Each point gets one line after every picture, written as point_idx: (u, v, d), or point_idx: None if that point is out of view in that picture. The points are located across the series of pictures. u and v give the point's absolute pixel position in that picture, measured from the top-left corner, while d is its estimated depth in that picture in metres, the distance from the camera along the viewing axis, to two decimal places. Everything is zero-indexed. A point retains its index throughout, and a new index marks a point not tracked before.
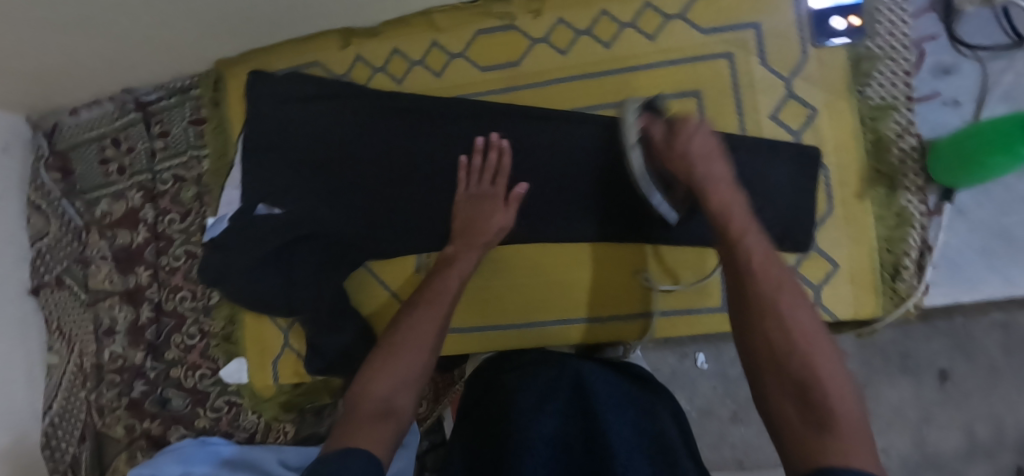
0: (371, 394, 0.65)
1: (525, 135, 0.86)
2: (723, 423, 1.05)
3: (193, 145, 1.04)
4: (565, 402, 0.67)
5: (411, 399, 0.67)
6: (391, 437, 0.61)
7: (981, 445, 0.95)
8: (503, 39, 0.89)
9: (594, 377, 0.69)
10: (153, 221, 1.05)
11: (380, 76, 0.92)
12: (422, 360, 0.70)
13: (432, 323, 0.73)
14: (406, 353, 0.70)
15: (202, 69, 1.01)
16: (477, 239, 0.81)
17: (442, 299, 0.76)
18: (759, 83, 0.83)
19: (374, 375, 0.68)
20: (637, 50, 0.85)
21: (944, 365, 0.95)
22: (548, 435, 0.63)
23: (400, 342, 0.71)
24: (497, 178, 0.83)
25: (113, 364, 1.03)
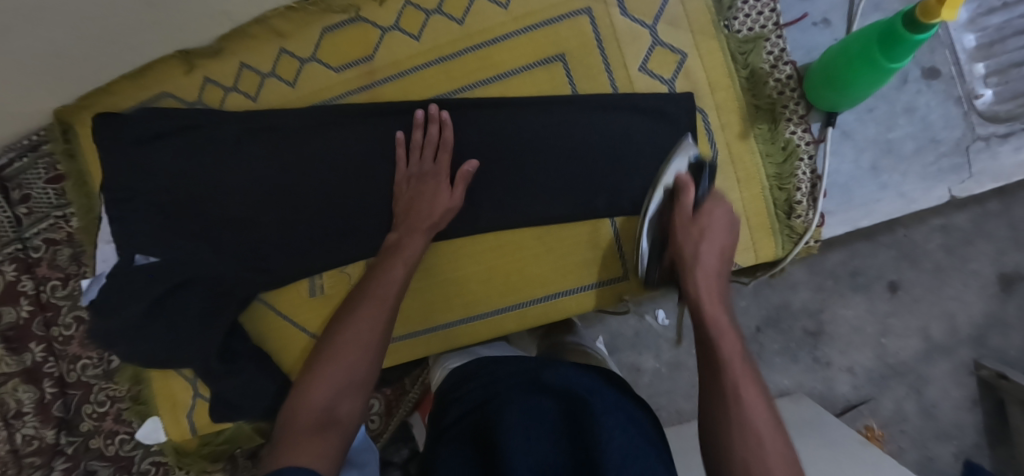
0: (308, 402, 0.58)
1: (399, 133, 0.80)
2: (691, 373, 1.05)
3: (56, 205, 0.91)
4: (556, 420, 0.55)
5: (355, 404, 0.60)
6: (335, 452, 0.53)
7: (937, 345, 0.98)
8: (351, 34, 0.81)
9: (573, 381, 0.60)
10: (35, 291, 0.91)
11: (234, 96, 0.84)
12: (368, 362, 0.63)
13: (375, 317, 0.66)
14: (349, 354, 0.62)
15: (45, 121, 0.88)
16: (419, 223, 0.73)
17: (389, 285, 0.69)
18: (623, 35, 0.75)
19: (312, 381, 0.60)
20: (493, 22, 0.78)
21: (893, 276, 0.97)
22: (533, 462, 0.50)
23: (344, 341, 0.63)
24: (439, 153, 0.75)
25: (29, 447, 0.91)
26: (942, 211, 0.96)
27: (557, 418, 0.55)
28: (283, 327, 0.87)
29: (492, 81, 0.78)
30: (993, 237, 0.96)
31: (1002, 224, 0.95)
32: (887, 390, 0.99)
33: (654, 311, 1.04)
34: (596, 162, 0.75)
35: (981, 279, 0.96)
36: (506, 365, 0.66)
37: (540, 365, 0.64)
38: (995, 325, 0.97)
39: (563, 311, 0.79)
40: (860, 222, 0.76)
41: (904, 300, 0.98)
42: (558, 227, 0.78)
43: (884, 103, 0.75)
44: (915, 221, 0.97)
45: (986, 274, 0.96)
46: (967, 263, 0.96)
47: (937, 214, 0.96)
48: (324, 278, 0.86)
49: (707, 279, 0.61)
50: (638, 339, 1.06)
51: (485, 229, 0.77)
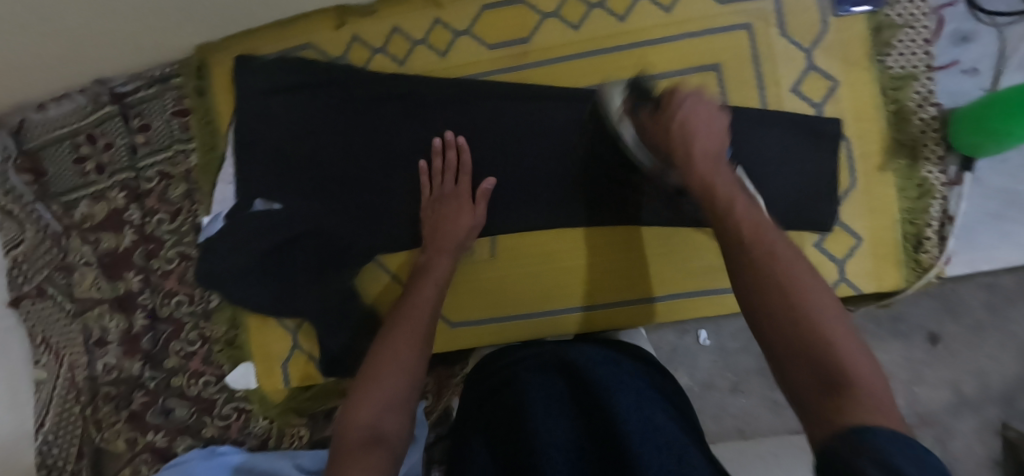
0: (356, 420, 0.57)
1: (545, 111, 0.78)
2: (721, 395, 0.97)
3: (178, 138, 0.90)
4: (573, 397, 0.55)
5: (402, 420, 0.58)
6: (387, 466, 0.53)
7: (968, 401, 0.83)
8: (508, 14, 0.80)
9: (587, 355, 0.60)
10: (141, 222, 0.92)
11: (379, 58, 0.84)
12: (412, 379, 0.62)
13: (411, 338, 0.66)
14: (388, 371, 0.62)
15: (183, 55, 0.88)
16: (446, 243, 0.76)
17: (422, 306, 0.70)
18: (780, 55, 0.77)
19: (358, 400, 0.59)
20: (652, 24, 0.78)
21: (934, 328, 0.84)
22: (562, 444, 0.50)
23: (386, 361, 0.63)
24: (459, 176, 0.79)
25: (108, 377, 0.92)
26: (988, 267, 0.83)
27: (571, 396, 0.56)
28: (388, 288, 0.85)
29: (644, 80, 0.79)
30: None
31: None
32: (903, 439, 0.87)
33: (695, 331, 0.95)
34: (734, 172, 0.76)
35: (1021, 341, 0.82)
36: (515, 354, 0.67)
37: (550, 347, 0.65)
38: None
39: (679, 315, 0.80)
40: (980, 267, 0.78)
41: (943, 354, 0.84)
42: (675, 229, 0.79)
43: (1017, 156, 0.78)
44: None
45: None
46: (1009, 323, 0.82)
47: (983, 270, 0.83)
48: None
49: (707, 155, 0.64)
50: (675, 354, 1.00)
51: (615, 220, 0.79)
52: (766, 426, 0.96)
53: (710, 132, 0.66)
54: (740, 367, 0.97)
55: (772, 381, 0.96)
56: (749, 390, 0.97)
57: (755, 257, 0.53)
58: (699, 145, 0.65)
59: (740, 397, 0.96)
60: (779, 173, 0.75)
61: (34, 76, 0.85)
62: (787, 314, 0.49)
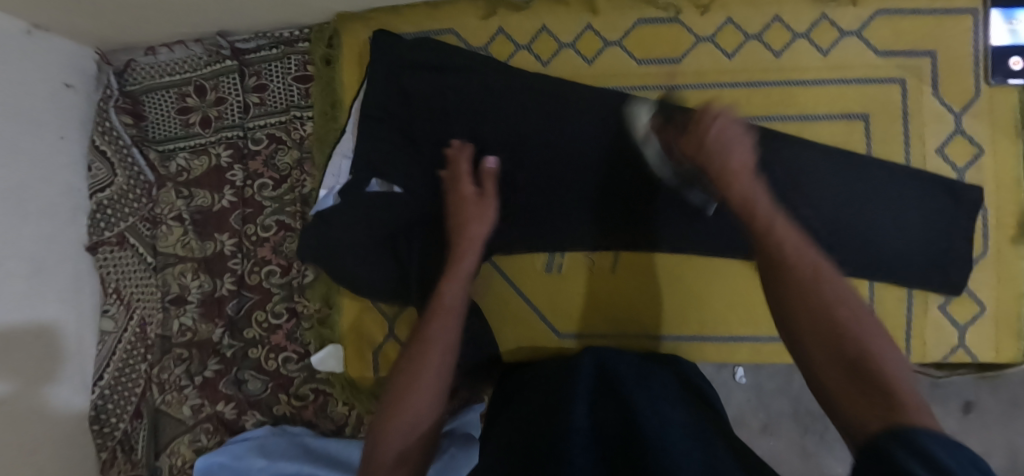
0: (381, 457, 0.57)
1: None
2: (751, 435, 0.90)
3: (297, 104, 0.87)
4: (594, 391, 0.56)
5: (424, 452, 0.60)
6: None
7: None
8: (664, 32, 0.80)
9: (617, 363, 0.61)
10: (241, 184, 0.88)
11: (523, 54, 0.82)
12: (436, 407, 0.61)
13: (438, 358, 0.62)
14: (413, 400, 0.60)
15: (317, 21, 0.85)
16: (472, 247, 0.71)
17: (449, 315, 0.65)
18: (930, 114, 0.77)
19: (382, 433, 0.59)
20: (807, 65, 0.78)
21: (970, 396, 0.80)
22: (585, 426, 0.50)
23: (414, 384, 0.61)
24: (484, 181, 0.76)
25: (182, 338, 0.88)
26: None
27: (596, 391, 0.56)
28: (503, 291, 0.82)
29: (792, 118, 0.79)
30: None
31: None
32: None
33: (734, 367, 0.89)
34: (869, 223, 0.76)
35: None
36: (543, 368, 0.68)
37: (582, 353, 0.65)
38: None
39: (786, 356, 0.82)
40: None
41: (974, 421, 0.80)
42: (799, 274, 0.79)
43: None
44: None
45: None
46: None
47: None
48: (564, 258, 0.82)
49: (744, 167, 0.61)
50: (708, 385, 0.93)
51: (746, 257, 0.79)
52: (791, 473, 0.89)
53: (747, 151, 0.63)
54: (773, 407, 0.90)
55: (806, 427, 0.89)
56: (779, 433, 0.89)
57: (785, 269, 0.51)
58: (737, 160, 0.61)
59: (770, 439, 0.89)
60: (914, 231, 0.76)
61: (163, 17, 0.81)
62: (817, 319, 0.47)
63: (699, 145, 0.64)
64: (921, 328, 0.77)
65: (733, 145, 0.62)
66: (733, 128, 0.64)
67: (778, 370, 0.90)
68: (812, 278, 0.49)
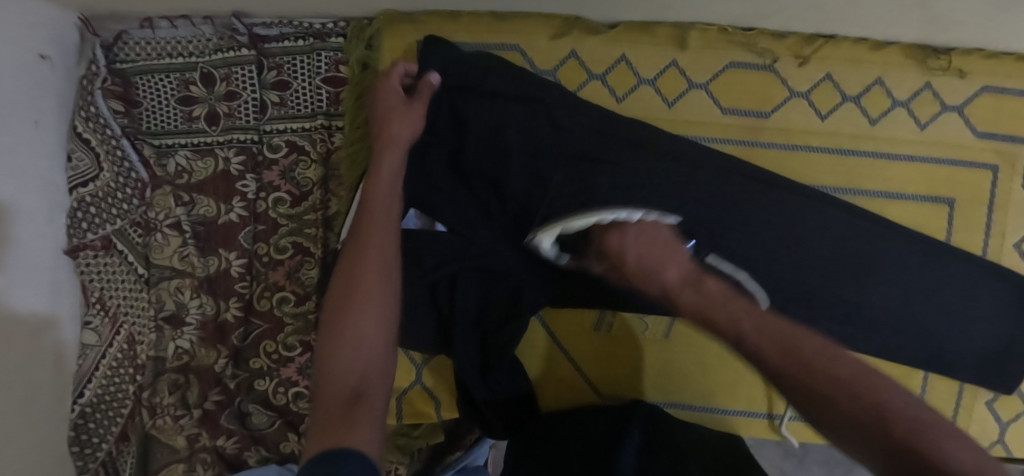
0: (334, 371, 0.49)
1: (781, 204, 0.70)
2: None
3: (325, 111, 0.75)
4: (640, 448, 0.62)
5: (386, 381, 0.51)
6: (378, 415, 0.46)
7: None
8: (754, 81, 0.71)
9: (662, 420, 0.68)
10: (253, 196, 0.77)
11: (594, 86, 0.72)
12: (385, 327, 0.53)
13: (375, 273, 0.55)
14: (355, 321, 0.52)
15: (357, 15, 0.73)
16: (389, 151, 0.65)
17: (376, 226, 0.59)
18: (1015, 205, 0.73)
19: (325, 358, 0.51)
20: (902, 137, 0.72)
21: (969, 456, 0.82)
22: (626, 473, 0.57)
23: (358, 295, 0.54)
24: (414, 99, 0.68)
25: (177, 362, 0.79)
26: None
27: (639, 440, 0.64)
28: (544, 346, 0.77)
29: (874, 195, 0.73)
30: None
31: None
32: None
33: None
34: (939, 317, 0.72)
35: None
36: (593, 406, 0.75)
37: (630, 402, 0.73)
38: None
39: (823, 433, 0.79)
40: None
41: None
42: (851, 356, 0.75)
43: None
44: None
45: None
46: None
47: None
48: (616, 317, 0.75)
49: (664, 247, 0.51)
50: None
51: None
52: None
53: (660, 246, 0.52)
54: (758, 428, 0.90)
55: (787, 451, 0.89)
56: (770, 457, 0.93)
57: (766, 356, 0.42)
58: (671, 277, 0.49)
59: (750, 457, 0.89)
60: (980, 327, 0.73)
61: None
62: (816, 368, 0.41)
63: (624, 256, 0.51)
64: (964, 420, 0.76)
65: (646, 255, 0.51)
66: (658, 246, 0.52)
67: None
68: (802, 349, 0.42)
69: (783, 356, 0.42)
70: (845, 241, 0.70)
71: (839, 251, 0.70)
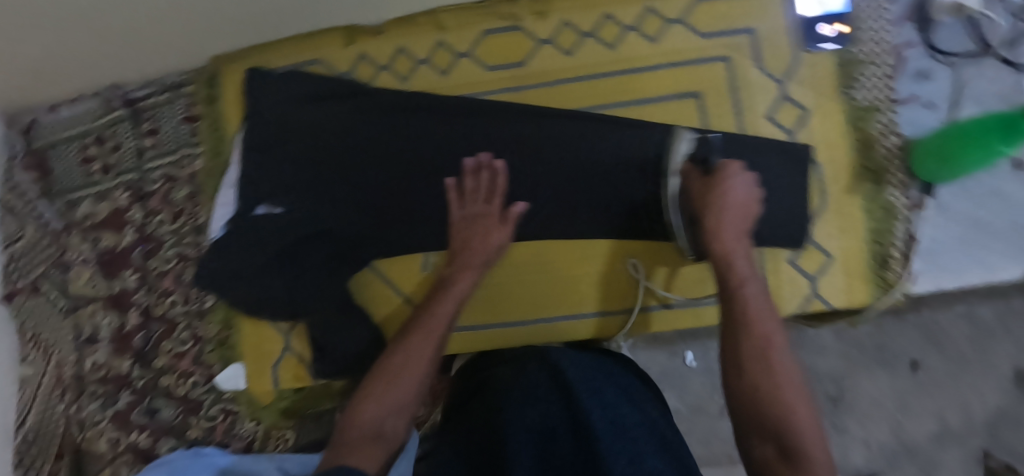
0: (361, 418, 0.67)
1: (540, 127, 0.84)
2: (711, 418, 1.00)
3: (186, 143, 0.94)
4: (545, 390, 0.63)
5: (400, 422, 0.69)
6: (380, 457, 0.64)
7: (951, 431, 0.84)
8: (507, 40, 0.87)
9: (568, 358, 0.69)
10: (142, 222, 0.94)
11: (384, 75, 0.89)
12: (421, 370, 0.72)
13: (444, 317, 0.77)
14: (401, 379, 0.70)
15: (196, 65, 0.93)
16: (473, 259, 0.80)
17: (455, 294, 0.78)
18: (754, 84, 0.83)
19: (364, 397, 0.69)
20: (639, 53, 0.85)
21: (916, 355, 0.85)
22: (529, 422, 0.58)
23: (435, 318, 0.76)
24: (492, 197, 0.82)
25: (96, 374, 0.92)
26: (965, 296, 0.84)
27: (546, 383, 0.64)
28: (387, 296, 0.89)
29: (630, 104, 0.85)
30: (1017, 336, 0.83)
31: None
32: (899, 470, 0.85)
33: (684, 353, 1.00)
34: None
35: (999, 374, 0.84)
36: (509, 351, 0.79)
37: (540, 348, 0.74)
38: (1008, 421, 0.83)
39: (658, 324, 0.85)
40: (945, 285, 0.81)
41: (925, 382, 0.85)
42: (644, 245, 0.84)
43: (978, 185, 0.82)
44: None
45: (1002, 367, 0.84)
46: (989, 357, 0.84)
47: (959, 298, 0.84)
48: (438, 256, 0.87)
49: (738, 236, 0.69)
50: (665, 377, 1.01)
51: (602, 234, 0.84)
52: None
53: (740, 202, 0.71)
54: None
55: None
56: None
57: (757, 352, 0.59)
58: (728, 236, 0.69)
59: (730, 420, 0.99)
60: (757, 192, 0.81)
61: (59, 82, 0.90)
62: (755, 349, 0.59)
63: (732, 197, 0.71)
64: (774, 285, 0.82)
65: (726, 213, 0.70)
66: (740, 217, 0.70)
67: None
68: (771, 355, 0.58)
69: (744, 333, 0.60)
70: (604, 142, 0.81)
71: (602, 153, 0.80)
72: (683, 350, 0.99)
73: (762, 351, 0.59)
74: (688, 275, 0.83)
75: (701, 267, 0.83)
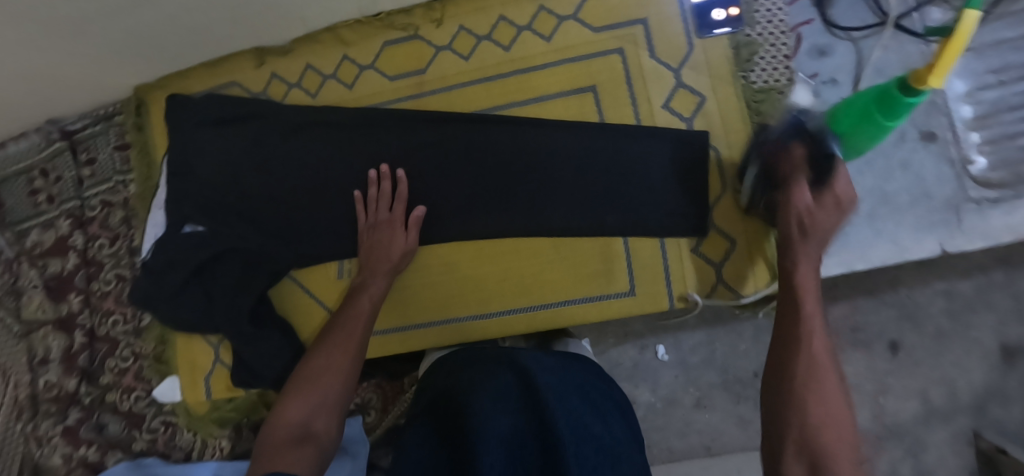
0: (285, 420, 0.68)
1: (438, 132, 0.86)
2: (685, 411, 0.99)
3: (119, 170, 0.99)
4: (518, 398, 0.60)
5: (329, 421, 0.69)
6: (308, 460, 0.64)
7: (936, 411, 0.90)
8: (408, 49, 0.89)
9: (540, 361, 0.66)
10: (84, 247, 0.99)
11: (295, 92, 0.92)
12: (343, 372, 0.73)
13: (361, 320, 0.78)
14: (320, 380, 0.72)
15: (125, 95, 0.98)
16: (381, 266, 0.82)
17: (374, 297, 0.80)
18: (649, 74, 0.83)
19: (289, 402, 0.70)
20: (534, 52, 0.86)
21: (894, 335, 0.92)
22: (503, 432, 0.56)
23: (353, 324, 0.77)
24: (395, 203, 0.84)
25: (49, 393, 0.97)
26: (945, 275, 0.90)
27: (515, 388, 0.61)
28: (306, 304, 0.91)
29: (527, 103, 0.86)
30: (996, 307, 0.89)
31: (1006, 295, 0.88)
32: (884, 451, 0.91)
33: (655, 346, 1.00)
34: (608, 184, 0.82)
35: (983, 348, 0.89)
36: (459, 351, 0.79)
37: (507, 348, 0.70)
38: (995, 396, 0.88)
39: (569, 318, 0.83)
40: (856, 265, 0.79)
41: (903, 362, 0.91)
42: (545, 242, 0.84)
43: (881, 157, 0.81)
44: (918, 281, 0.91)
45: (985, 341, 0.89)
46: (969, 330, 0.89)
47: (940, 278, 0.91)
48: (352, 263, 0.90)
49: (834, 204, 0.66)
50: (636, 371, 1.00)
51: (504, 232, 0.84)
52: (733, 442, 0.97)
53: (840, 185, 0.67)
54: (702, 382, 0.99)
55: (737, 395, 0.97)
56: (713, 406, 0.98)
57: (798, 341, 0.59)
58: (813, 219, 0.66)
59: (705, 411, 0.98)
60: (658, 181, 0.81)
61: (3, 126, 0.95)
62: (791, 342, 0.59)
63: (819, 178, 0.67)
64: (680, 274, 0.82)
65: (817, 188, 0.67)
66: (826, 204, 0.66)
67: (698, 345, 0.99)
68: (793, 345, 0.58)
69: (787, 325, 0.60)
70: (500, 145, 0.84)
71: (495, 157, 0.84)
72: (654, 345, 1.00)
73: (795, 343, 0.58)
74: (592, 269, 0.83)
75: (605, 260, 0.83)
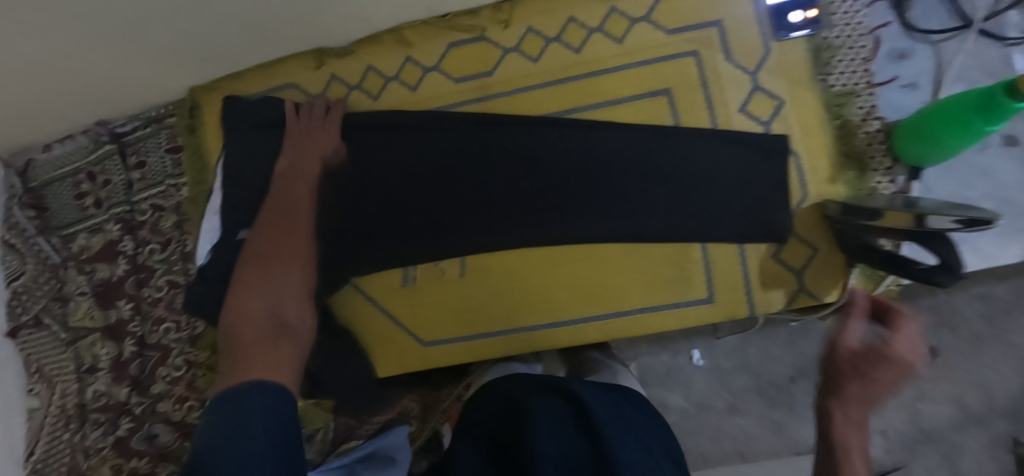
0: (256, 306, 0.75)
1: (507, 136, 0.84)
2: (718, 416, 0.96)
3: (171, 174, 0.96)
4: (571, 427, 0.57)
5: (298, 308, 0.77)
6: (292, 344, 0.70)
7: (973, 415, 0.88)
8: (473, 50, 0.87)
9: (591, 393, 0.62)
10: (133, 252, 0.97)
11: (356, 94, 0.90)
12: (290, 279, 0.79)
13: (286, 219, 0.83)
14: (271, 279, 0.78)
15: (178, 96, 0.95)
16: (292, 179, 0.84)
17: (305, 200, 0.85)
18: (725, 77, 0.82)
19: (241, 296, 0.77)
20: (605, 54, 0.84)
21: (932, 342, 0.89)
22: (554, 456, 0.53)
23: (280, 232, 0.82)
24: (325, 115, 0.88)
25: (98, 403, 0.94)
26: (981, 279, 0.87)
27: (569, 418, 0.58)
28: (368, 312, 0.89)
29: (598, 107, 0.84)
30: None
31: None
32: (919, 456, 0.89)
33: (689, 350, 0.97)
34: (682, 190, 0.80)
35: (1020, 352, 0.86)
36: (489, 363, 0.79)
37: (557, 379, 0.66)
38: None
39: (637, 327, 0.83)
40: None
41: (942, 367, 0.89)
42: (617, 249, 0.83)
43: (964, 164, 0.79)
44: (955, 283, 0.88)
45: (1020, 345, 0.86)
46: (1005, 334, 0.86)
47: (977, 282, 0.87)
48: (417, 270, 0.88)
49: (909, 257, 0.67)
50: (669, 376, 0.97)
51: (576, 240, 0.82)
52: (767, 447, 0.94)
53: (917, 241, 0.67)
54: (736, 387, 0.96)
55: (771, 401, 0.94)
56: (747, 411, 0.95)
57: None
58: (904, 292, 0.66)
59: (738, 417, 0.95)
60: (730, 184, 0.79)
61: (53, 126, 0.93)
62: None
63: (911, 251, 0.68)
64: (761, 280, 0.80)
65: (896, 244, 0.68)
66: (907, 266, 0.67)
67: (730, 349, 0.96)
68: None
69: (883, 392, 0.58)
70: (563, 148, 0.83)
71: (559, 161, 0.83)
72: (688, 349, 0.96)
73: None
74: (665, 277, 0.82)
75: (678, 267, 0.82)
